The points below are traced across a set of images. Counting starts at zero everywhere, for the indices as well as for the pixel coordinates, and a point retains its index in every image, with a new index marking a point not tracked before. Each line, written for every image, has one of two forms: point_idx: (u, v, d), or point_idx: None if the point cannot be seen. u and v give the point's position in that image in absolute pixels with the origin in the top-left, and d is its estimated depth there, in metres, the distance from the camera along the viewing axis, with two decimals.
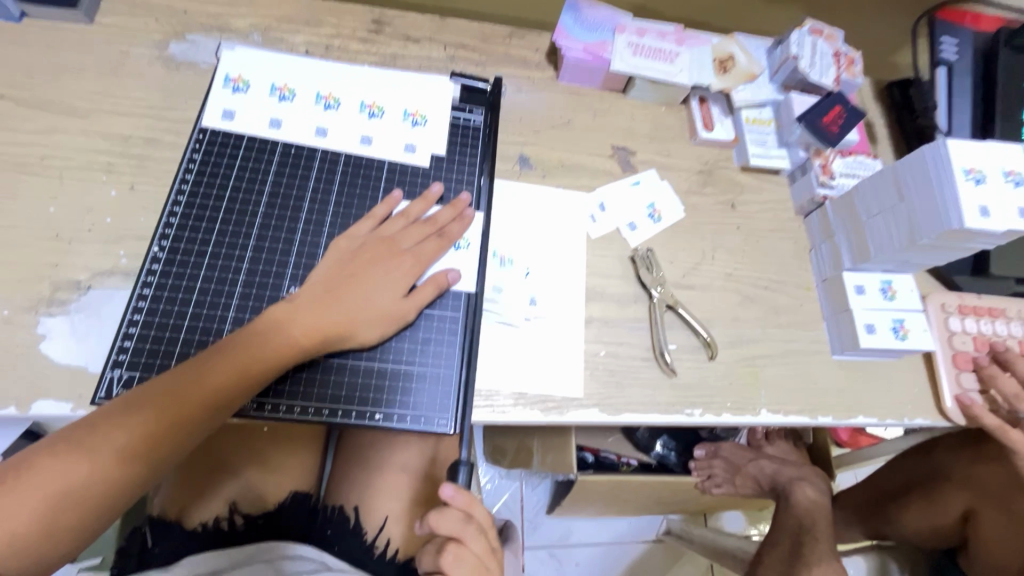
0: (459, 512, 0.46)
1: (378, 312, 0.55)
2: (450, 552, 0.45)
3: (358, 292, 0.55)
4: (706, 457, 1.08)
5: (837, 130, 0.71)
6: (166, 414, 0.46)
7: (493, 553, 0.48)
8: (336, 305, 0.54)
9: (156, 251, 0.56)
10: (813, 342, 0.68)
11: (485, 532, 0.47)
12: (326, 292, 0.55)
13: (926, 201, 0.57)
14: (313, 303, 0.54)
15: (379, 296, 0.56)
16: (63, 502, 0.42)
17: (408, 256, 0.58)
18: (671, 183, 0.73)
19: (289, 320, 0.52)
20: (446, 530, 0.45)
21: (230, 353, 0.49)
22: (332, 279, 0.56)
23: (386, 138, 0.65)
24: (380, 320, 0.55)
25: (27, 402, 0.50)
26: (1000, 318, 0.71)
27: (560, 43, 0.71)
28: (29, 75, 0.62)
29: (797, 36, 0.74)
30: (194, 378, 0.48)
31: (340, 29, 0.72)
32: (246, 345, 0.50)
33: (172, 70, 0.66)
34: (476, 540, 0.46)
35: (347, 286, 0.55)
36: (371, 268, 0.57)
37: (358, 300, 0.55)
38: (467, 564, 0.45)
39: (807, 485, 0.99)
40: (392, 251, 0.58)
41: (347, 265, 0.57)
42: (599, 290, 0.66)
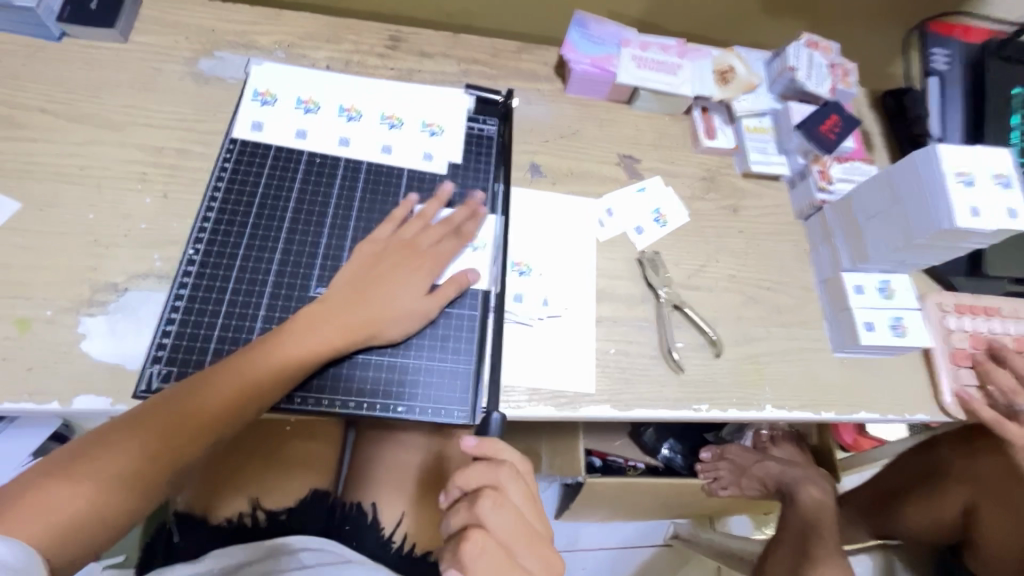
0: (487, 462, 0.49)
1: (402, 311, 0.58)
2: (486, 497, 0.47)
3: (383, 292, 0.58)
4: (712, 459, 1.10)
5: (834, 137, 0.74)
6: (203, 409, 0.50)
7: (529, 498, 0.50)
8: (362, 305, 0.57)
9: (192, 254, 0.59)
10: (815, 340, 0.70)
11: (519, 478, 0.50)
12: (352, 293, 0.57)
13: (920, 202, 0.60)
14: (342, 304, 0.57)
15: (404, 297, 0.59)
16: (110, 492, 0.44)
17: (428, 257, 0.61)
18: (675, 189, 0.77)
19: (319, 322, 0.55)
20: (477, 482, 0.48)
21: (263, 353, 0.53)
22: (357, 280, 0.59)
23: (405, 147, 0.69)
24: (404, 318, 0.58)
25: (69, 397, 0.53)
26: (996, 317, 0.73)
27: (568, 57, 0.75)
28: (68, 90, 0.66)
29: (794, 48, 0.78)
30: (228, 376, 0.51)
31: (360, 46, 0.76)
32: (278, 345, 0.53)
33: (202, 84, 0.70)
34: (510, 485, 0.49)
35: (372, 287, 0.58)
36: (393, 268, 0.60)
37: (383, 300, 0.58)
38: (506, 508, 0.47)
39: (813, 486, 1.01)
40: (412, 253, 0.61)
41: (371, 268, 0.59)
42: (608, 291, 0.69)
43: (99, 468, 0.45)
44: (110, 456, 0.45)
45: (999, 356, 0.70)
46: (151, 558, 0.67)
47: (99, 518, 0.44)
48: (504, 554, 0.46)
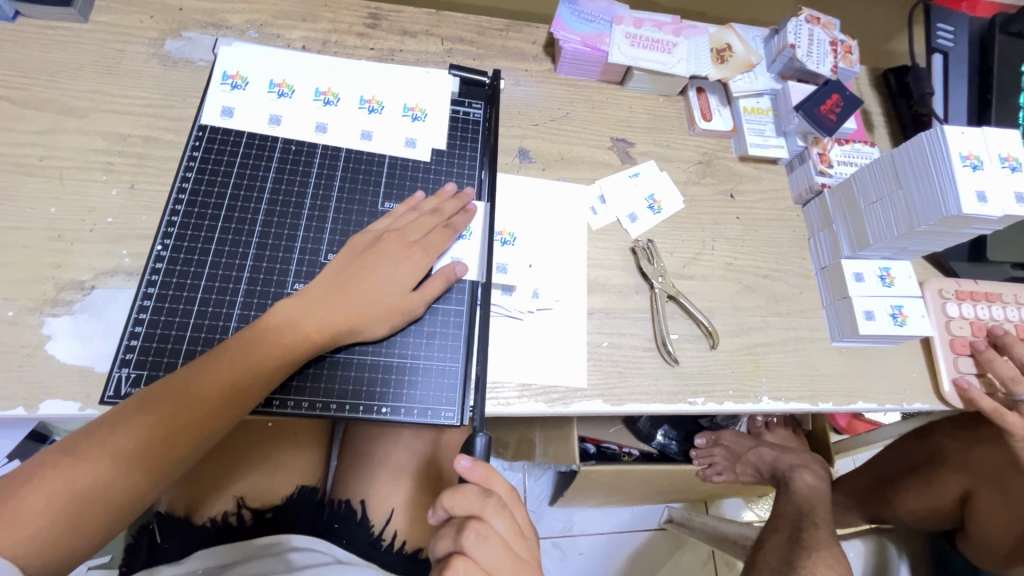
0: (476, 486, 0.47)
1: (386, 306, 0.55)
2: (471, 527, 0.45)
3: (368, 284, 0.55)
4: (707, 445, 1.10)
5: (834, 118, 0.71)
6: (181, 411, 0.47)
7: (516, 532, 0.47)
8: (345, 299, 0.54)
9: (160, 250, 0.56)
10: (813, 330, 0.69)
11: (505, 509, 0.47)
12: (336, 284, 0.55)
13: (924, 187, 0.58)
14: (324, 295, 0.54)
15: (389, 287, 0.55)
16: (81, 502, 0.42)
17: (417, 247, 0.58)
18: (670, 173, 0.74)
19: (297, 313, 0.52)
20: (464, 508, 0.45)
21: (243, 350, 0.50)
22: (340, 273, 0.55)
23: (386, 133, 0.65)
24: (390, 313, 0.55)
25: (35, 403, 0.50)
26: (997, 303, 0.72)
27: (557, 35, 0.71)
28: (24, 75, 0.62)
29: (794, 25, 0.74)
30: (207, 376, 0.48)
31: (337, 24, 0.72)
32: (258, 341, 0.51)
33: (169, 67, 0.66)
34: (498, 517, 0.46)
35: (357, 277, 0.55)
36: (380, 260, 0.56)
37: (367, 293, 0.55)
38: (491, 542, 0.44)
39: (806, 471, 1.01)
40: (400, 241, 0.57)
41: (355, 258, 0.56)
42: (601, 282, 0.66)
43: (68, 478, 0.42)
44: (80, 466, 0.43)
45: (1001, 344, 0.68)
46: (134, 560, 0.65)
47: (72, 529, 0.42)
48: None
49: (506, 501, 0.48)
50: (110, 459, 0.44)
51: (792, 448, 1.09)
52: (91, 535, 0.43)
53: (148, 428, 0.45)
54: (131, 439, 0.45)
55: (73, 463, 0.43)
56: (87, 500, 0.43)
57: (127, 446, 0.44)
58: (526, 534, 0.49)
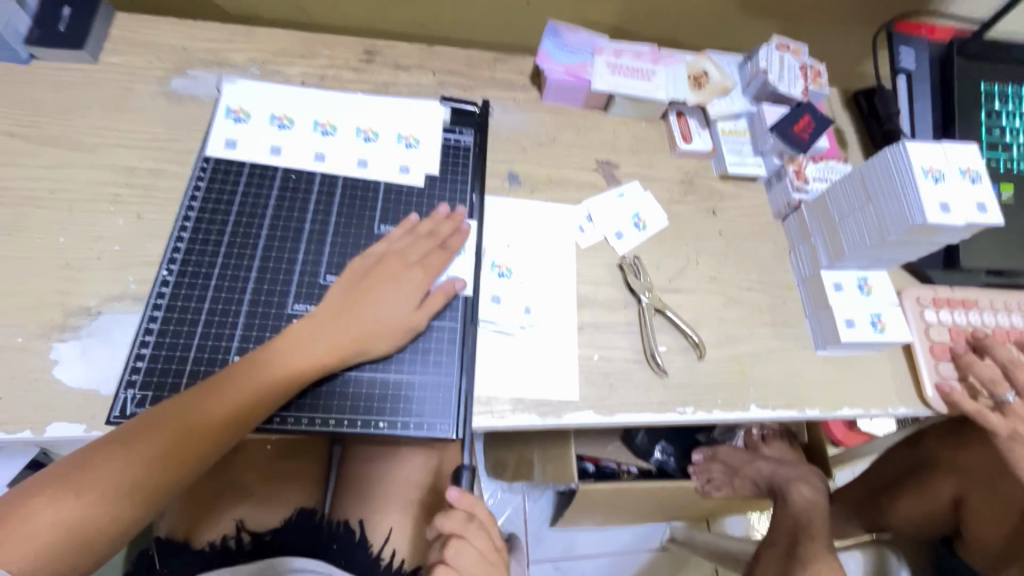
0: (462, 512, 0.50)
1: (391, 325, 0.58)
2: (451, 547, 0.49)
3: (373, 306, 0.58)
4: (705, 460, 1.10)
5: (807, 137, 0.75)
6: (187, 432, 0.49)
7: (494, 546, 0.51)
8: (351, 320, 0.56)
9: (166, 275, 0.59)
10: (797, 340, 0.71)
11: (485, 528, 0.51)
12: (343, 306, 0.57)
13: (891, 199, 0.61)
14: (331, 316, 0.57)
15: (394, 308, 0.58)
16: (84, 522, 0.44)
17: (417, 268, 0.61)
18: (654, 193, 0.77)
19: (307, 334, 0.55)
20: (448, 527, 0.50)
21: (249, 371, 0.52)
22: (346, 295, 0.58)
23: (381, 160, 0.68)
24: (395, 332, 0.58)
25: (42, 425, 0.51)
26: (973, 309, 0.74)
27: (542, 66, 0.76)
28: (37, 113, 0.65)
29: (765, 51, 0.79)
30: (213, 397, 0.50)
31: (334, 60, 0.76)
32: (265, 363, 0.53)
33: (175, 103, 0.69)
34: (476, 535, 0.50)
35: (362, 299, 0.58)
36: (384, 282, 0.59)
37: (372, 315, 0.57)
38: (470, 560, 0.49)
39: (802, 484, 1.00)
40: (400, 263, 0.61)
41: (360, 281, 0.59)
42: (590, 297, 0.69)
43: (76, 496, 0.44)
44: (85, 487, 0.44)
45: (981, 347, 0.70)
46: None
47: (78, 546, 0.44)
48: None
49: (488, 521, 0.53)
50: (117, 478, 0.45)
51: (788, 461, 1.09)
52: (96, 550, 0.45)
53: (154, 450, 0.47)
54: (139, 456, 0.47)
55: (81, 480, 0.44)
56: (91, 518, 0.44)
57: (132, 463, 0.46)
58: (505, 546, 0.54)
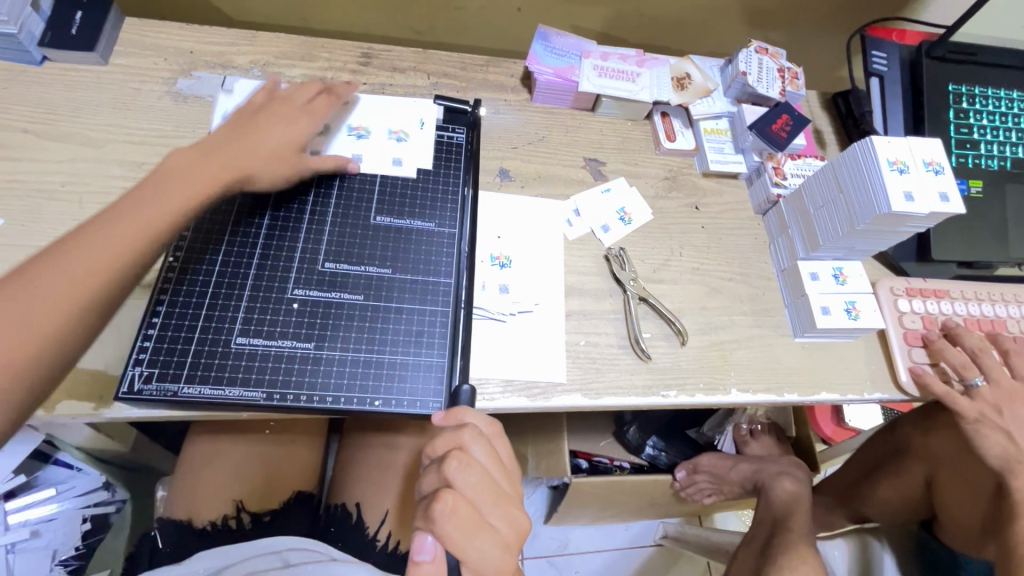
0: (452, 428, 0.51)
1: (282, 140, 0.64)
2: (452, 457, 0.48)
3: (268, 131, 0.63)
4: (688, 476, 1.08)
5: (785, 136, 0.79)
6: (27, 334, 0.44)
7: (496, 460, 0.50)
8: (246, 138, 0.61)
9: (171, 260, 0.61)
10: (776, 327, 0.74)
11: (482, 438, 0.51)
12: (241, 130, 0.62)
13: (861, 189, 0.64)
14: (223, 142, 0.60)
15: (282, 134, 0.64)
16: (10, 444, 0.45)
17: (304, 114, 0.67)
18: (639, 189, 0.80)
19: (190, 162, 0.57)
20: (445, 446, 0.50)
21: (98, 243, 0.49)
22: (235, 134, 0.62)
23: (376, 155, 0.72)
24: (285, 144, 0.64)
25: (54, 403, 0.54)
26: (945, 298, 0.77)
27: (532, 68, 0.79)
28: (50, 111, 0.69)
29: (745, 55, 0.83)
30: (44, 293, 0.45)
31: (333, 62, 0.80)
32: (133, 209, 0.52)
33: (181, 102, 0.73)
34: (475, 445, 0.50)
35: (254, 124, 0.63)
36: (284, 197, 0.61)
37: (269, 133, 0.63)
38: (471, 469, 0.48)
39: (787, 478, 1.03)
40: (287, 107, 0.66)
41: (248, 119, 0.64)
42: (577, 286, 0.72)
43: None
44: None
45: (952, 335, 0.73)
46: (137, 566, 0.68)
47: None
48: (471, 511, 0.46)
49: (487, 434, 0.52)
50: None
51: (770, 457, 1.12)
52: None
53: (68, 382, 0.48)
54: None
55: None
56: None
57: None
58: (511, 468, 0.53)
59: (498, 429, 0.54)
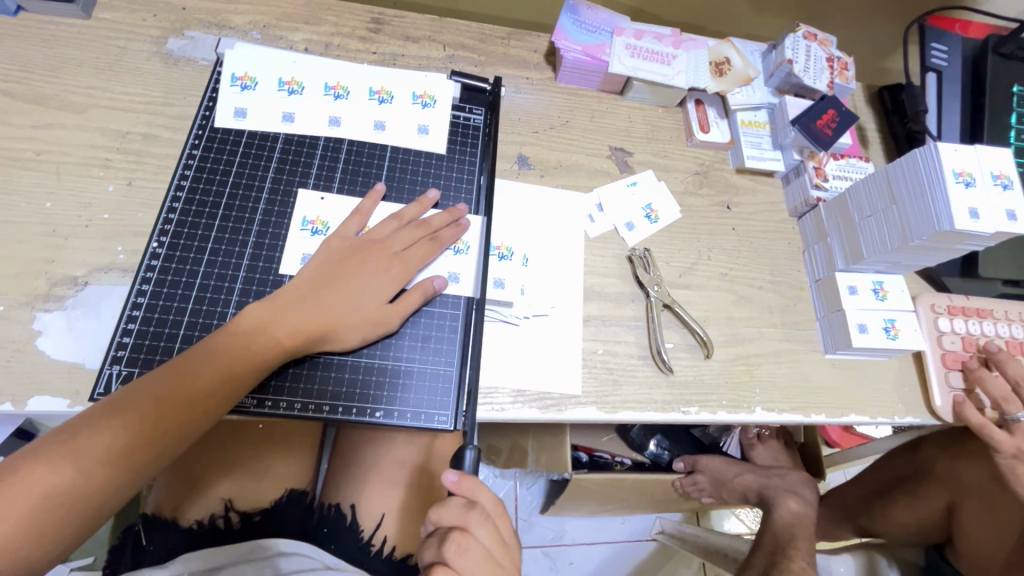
0: (462, 500, 0.46)
1: (362, 317, 0.55)
2: (452, 539, 0.44)
3: (346, 295, 0.55)
4: (687, 470, 1.06)
5: (830, 133, 0.72)
6: (148, 428, 0.46)
7: (500, 543, 0.46)
8: (322, 305, 0.54)
9: (156, 247, 0.56)
10: (807, 342, 0.69)
11: (490, 520, 0.46)
12: (313, 291, 0.54)
13: (917, 203, 0.59)
14: (298, 302, 0.53)
15: (365, 299, 0.55)
16: (47, 502, 0.42)
17: (398, 261, 0.58)
18: (668, 184, 0.74)
19: (269, 318, 0.52)
20: (448, 520, 0.46)
21: (211, 355, 0.49)
22: (321, 277, 0.55)
23: (398, 122, 0.66)
24: (363, 326, 0.55)
25: (23, 398, 0.49)
26: (988, 319, 0.72)
27: (558, 44, 0.72)
28: (25, 69, 0.62)
29: (792, 41, 0.75)
30: (173, 386, 0.47)
31: (341, 27, 0.72)
32: (221, 347, 0.50)
33: (171, 66, 0.66)
34: (481, 528, 0.46)
35: (334, 286, 0.55)
36: (360, 270, 0.56)
37: (344, 300, 0.54)
38: (473, 555, 0.44)
39: (792, 498, 0.99)
40: (383, 253, 0.58)
41: (333, 267, 0.56)
42: (596, 289, 0.66)
43: (50, 471, 0.43)
44: (47, 465, 0.43)
45: (992, 360, 0.68)
46: (120, 561, 0.64)
47: (57, 522, 0.43)
48: None
49: (493, 511, 0.48)
50: (74, 468, 0.43)
51: (777, 468, 1.07)
52: (58, 540, 0.43)
53: (111, 436, 0.45)
54: (113, 437, 0.45)
55: (39, 466, 0.42)
56: (59, 494, 0.43)
57: (88, 454, 0.44)
58: (511, 541, 0.49)
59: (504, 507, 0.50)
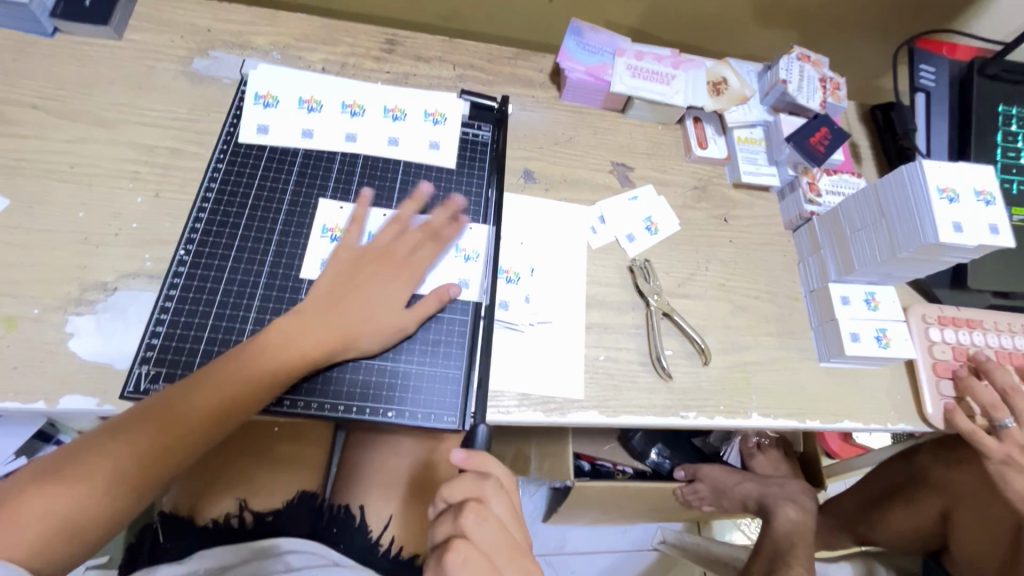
0: (474, 474, 0.49)
1: (379, 325, 0.58)
2: (470, 508, 0.47)
3: (361, 304, 0.58)
4: (688, 478, 1.08)
5: (823, 150, 0.75)
6: (177, 435, 0.49)
7: (511, 513, 0.49)
8: (339, 313, 0.57)
9: (183, 254, 0.59)
10: (801, 350, 0.71)
11: (502, 491, 0.50)
12: (330, 301, 0.57)
13: (904, 217, 0.62)
14: (316, 313, 0.56)
15: (380, 305, 0.58)
16: (82, 505, 0.45)
17: (407, 266, 0.61)
18: (667, 197, 0.77)
19: (289, 330, 0.55)
20: (462, 494, 0.48)
21: (236, 367, 0.52)
22: (337, 287, 0.58)
23: (411, 138, 0.69)
24: (381, 331, 0.58)
25: (56, 397, 0.52)
26: (978, 329, 0.75)
27: (563, 64, 0.76)
28: (60, 86, 0.66)
29: (786, 62, 0.79)
30: (199, 397, 0.50)
31: (356, 48, 0.76)
32: (246, 359, 0.53)
33: (196, 84, 0.70)
34: (493, 497, 0.49)
35: (348, 293, 0.58)
36: (370, 279, 0.59)
37: (360, 309, 0.57)
38: (489, 522, 0.47)
39: (792, 506, 1.00)
40: (391, 260, 0.61)
41: (347, 276, 0.59)
42: (598, 297, 0.69)
43: (85, 477, 0.45)
44: (81, 472, 0.45)
45: (981, 369, 0.71)
46: (137, 559, 0.66)
47: (89, 526, 0.45)
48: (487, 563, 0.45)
49: (504, 484, 0.51)
50: (106, 473, 0.46)
51: (776, 477, 1.08)
52: (89, 542, 0.45)
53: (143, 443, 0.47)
54: (142, 444, 0.47)
55: (72, 474, 0.45)
56: (93, 499, 0.45)
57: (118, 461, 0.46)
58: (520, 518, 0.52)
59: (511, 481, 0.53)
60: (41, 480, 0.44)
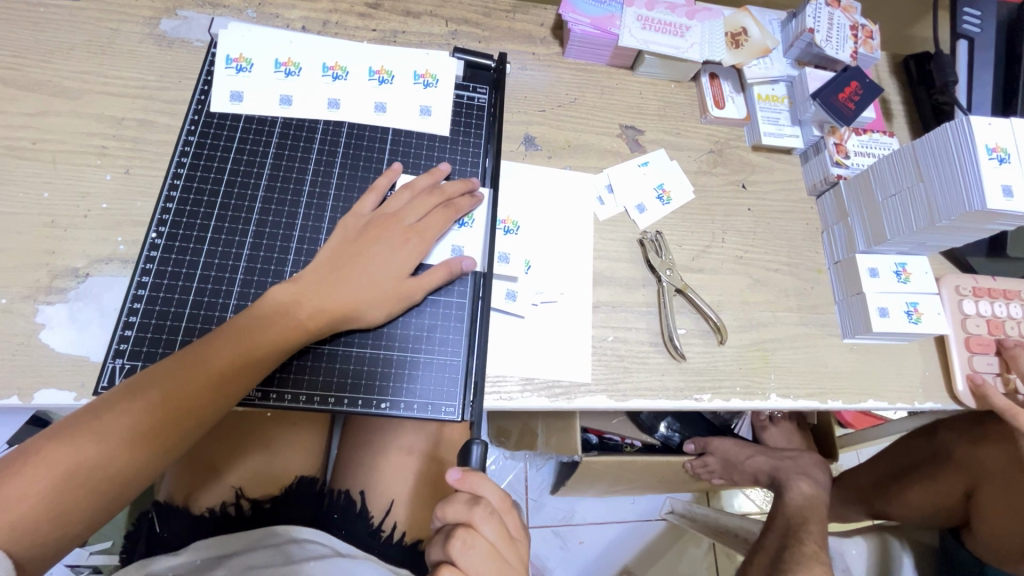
0: (465, 496, 0.45)
1: (383, 293, 0.54)
2: (456, 537, 0.43)
3: (364, 271, 0.54)
4: (697, 451, 1.05)
5: (853, 107, 0.68)
6: (172, 408, 0.46)
7: (507, 537, 0.45)
8: (339, 287, 0.53)
9: (155, 237, 0.55)
10: (824, 326, 0.67)
11: (496, 514, 0.45)
12: (332, 271, 0.53)
13: (947, 183, 0.56)
14: (319, 282, 0.53)
15: (385, 275, 0.54)
16: (69, 479, 0.41)
17: (414, 233, 0.56)
18: (680, 163, 0.71)
19: (290, 298, 0.51)
20: (453, 517, 0.44)
21: (233, 337, 0.49)
22: (329, 255, 0.54)
23: (400, 104, 0.64)
24: (385, 301, 0.54)
25: (29, 392, 0.49)
26: (1015, 301, 0.70)
27: (566, 17, 0.68)
28: (17, 54, 0.60)
29: (813, 8, 0.71)
30: (192, 369, 0.47)
31: (338, 4, 0.70)
32: (243, 329, 0.49)
33: (165, 48, 0.64)
34: (486, 523, 0.44)
35: (351, 264, 0.54)
36: (376, 244, 0.55)
37: (363, 278, 0.53)
38: (478, 551, 0.43)
39: (804, 481, 0.97)
40: (398, 226, 0.56)
41: (346, 244, 0.55)
42: (606, 274, 0.65)
43: (72, 450, 0.42)
44: (69, 445, 0.42)
45: None
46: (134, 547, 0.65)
47: (80, 504, 0.42)
48: None
49: (499, 506, 0.46)
50: (95, 447, 0.43)
51: (789, 450, 1.06)
52: (79, 523, 0.43)
53: (136, 415, 0.44)
54: (134, 418, 0.44)
55: (59, 447, 0.42)
56: (83, 476, 0.42)
57: (111, 435, 0.43)
58: (521, 539, 0.48)
59: (511, 500, 0.48)
60: (28, 456, 0.41)
